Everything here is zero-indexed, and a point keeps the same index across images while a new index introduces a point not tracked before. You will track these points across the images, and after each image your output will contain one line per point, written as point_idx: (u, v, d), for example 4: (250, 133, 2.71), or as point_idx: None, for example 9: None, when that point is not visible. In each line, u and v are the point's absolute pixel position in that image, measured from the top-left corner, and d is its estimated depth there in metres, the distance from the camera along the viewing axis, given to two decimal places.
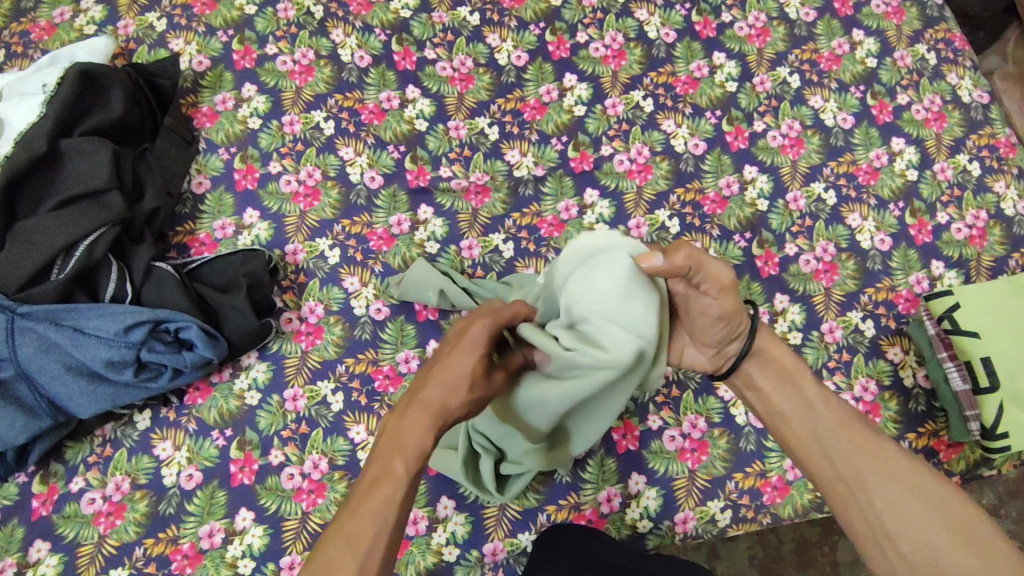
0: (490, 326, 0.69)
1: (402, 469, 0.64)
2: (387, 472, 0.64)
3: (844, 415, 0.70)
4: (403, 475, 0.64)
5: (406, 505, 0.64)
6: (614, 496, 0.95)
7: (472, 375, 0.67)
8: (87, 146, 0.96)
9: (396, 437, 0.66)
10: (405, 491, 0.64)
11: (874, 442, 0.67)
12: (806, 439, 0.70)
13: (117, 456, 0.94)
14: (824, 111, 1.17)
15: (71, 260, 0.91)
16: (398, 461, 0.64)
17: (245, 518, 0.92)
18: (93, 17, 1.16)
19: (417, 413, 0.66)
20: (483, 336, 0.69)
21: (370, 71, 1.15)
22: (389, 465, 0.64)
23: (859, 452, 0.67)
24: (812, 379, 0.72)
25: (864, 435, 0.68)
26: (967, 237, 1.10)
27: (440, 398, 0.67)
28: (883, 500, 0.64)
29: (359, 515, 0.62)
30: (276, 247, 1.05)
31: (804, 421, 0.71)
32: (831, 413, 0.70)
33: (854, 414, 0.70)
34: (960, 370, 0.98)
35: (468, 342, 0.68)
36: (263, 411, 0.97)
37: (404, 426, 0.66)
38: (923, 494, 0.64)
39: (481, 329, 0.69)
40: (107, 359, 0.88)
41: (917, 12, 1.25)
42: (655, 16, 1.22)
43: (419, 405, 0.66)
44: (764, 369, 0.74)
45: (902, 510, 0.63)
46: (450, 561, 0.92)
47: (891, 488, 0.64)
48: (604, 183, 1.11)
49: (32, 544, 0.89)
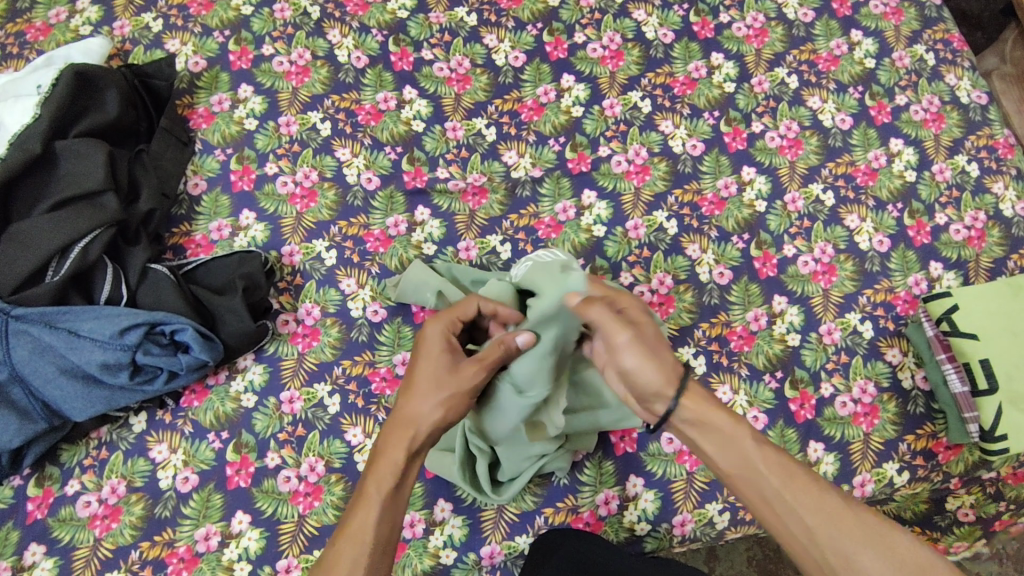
0: (438, 326, 0.79)
1: (376, 491, 0.70)
2: (362, 496, 0.70)
3: (783, 464, 0.69)
4: (377, 498, 0.69)
5: (387, 525, 0.69)
6: (612, 498, 0.95)
7: (437, 377, 0.75)
8: (82, 148, 0.96)
9: (375, 458, 0.72)
10: (382, 513, 0.69)
11: (818, 492, 0.67)
12: (755, 499, 0.70)
13: (113, 460, 0.94)
14: (822, 112, 1.17)
15: (66, 261, 0.91)
16: (371, 485, 0.70)
17: (241, 521, 0.91)
18: (89, 18, 1.16)
19: (392, 430, 0.73)
20: (439, 336, 0.78)
21: (367, 72, 1.15)
22: (364, 488, 0.70)
23: (809, 508, 0.66)
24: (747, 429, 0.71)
25: (810, 488, 0.67)
26: (966, 239, 1.10)
27: (411, 409, 0.74)
28: (837, 555, 0.64)
29: (338, 543, 0.67)
30: (273, 249, 1.05)
31: (750, 482, 0.70)
32: (768, 464, 0.69)
33: (794, 465, 0.69)
34: (958, 372, 0.98)
35: (427, 349, 0.78)
36: (259, 413, 0.97)
37: (382, 442, 0.73)
38: (862, 533, 0.64)
39: (433, 330, 0.79)
40: (101, 362, 0.87)
41: (915, 12, 1.25)
42: (652, 16, 1.21)
43: (394, 425, 0.74)
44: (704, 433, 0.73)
45: (850, 557, 0.64)
46: (447, 563, 0.92)
47: (843, 539, 0.64)
48: (602, 184, 1.10)
49: (26, 548, 0.89)
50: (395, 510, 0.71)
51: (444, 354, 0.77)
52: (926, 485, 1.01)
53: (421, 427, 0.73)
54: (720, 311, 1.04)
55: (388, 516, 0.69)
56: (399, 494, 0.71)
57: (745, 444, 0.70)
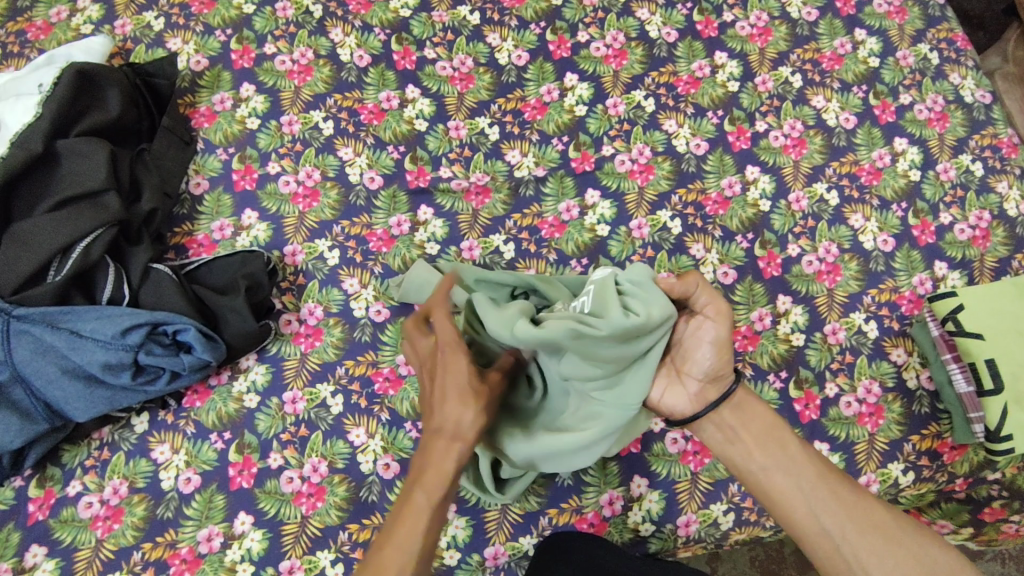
0: (458, 341, 0.75)
1: (423, 499, 0.69)
2: (408, 503, 0.69)
3: (818, 466, 0.74)
4: (426, 504, 0.68)
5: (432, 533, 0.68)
6: (616, 499, 0.95)
7: (469, 387, 0.72)
8: (83, 147, 0.95)
9: (419, 468, 0.71)
10: (429, 521, 0.68)
11: (850, 492, 0.72)
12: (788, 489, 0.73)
13: (115, 460, 0.93)
14: (826, 111, 1.16)
15: (68, 261, 0.90)
16: (419, 491, 0.69)
17: (243, 522, 0.91)
18: (90, 16, 1.15)
19: (434, 439, 0.71)
20: (461, 351, 0.74)
21: (370, 71, 1.14)
22: (410, 496, 0.69)
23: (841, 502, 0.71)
24: (787, 430, 0.76)
25: (842, 488, 0.73)
26: (970, 238, 1.10)
27: (451, 418, 0.71)
28: (863, 549, 0.69)
29: (384, 549, 0.66)
30: (275, 248, 1.04)
31: (789, 473, 0.73)
32: (807, 463, 0.74)
33: (828, 468, 0.75)
34: (963, 372, 0.98)
35: (448, 359, 0.73)
36: (262, 414, 0.96)
37: (426, 451, 0.71)
38: (887, 532, 0.70)
39: (452, 346, 0.74)
40: (103, 362, 0.87)
41: (919, 11, 1.24)
42: (656, 15, 1.21)
43: (433, 433, 0.72)
44: (746, 429, 0.76)
45: (878, 554, 0.69)
46: (451, 565, 0.91)
47: (868, 532, 0.70)
48: (605, 183, 1.10)
49: (28, 549, 0.88)
50: (440, 519, 0.70)
51: (468, 362, 0.74)
52: (931, 486, 1.00)
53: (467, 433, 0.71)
54: None
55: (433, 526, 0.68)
56: (445, 502, 0.70)
57: (787, 440, 0.75)
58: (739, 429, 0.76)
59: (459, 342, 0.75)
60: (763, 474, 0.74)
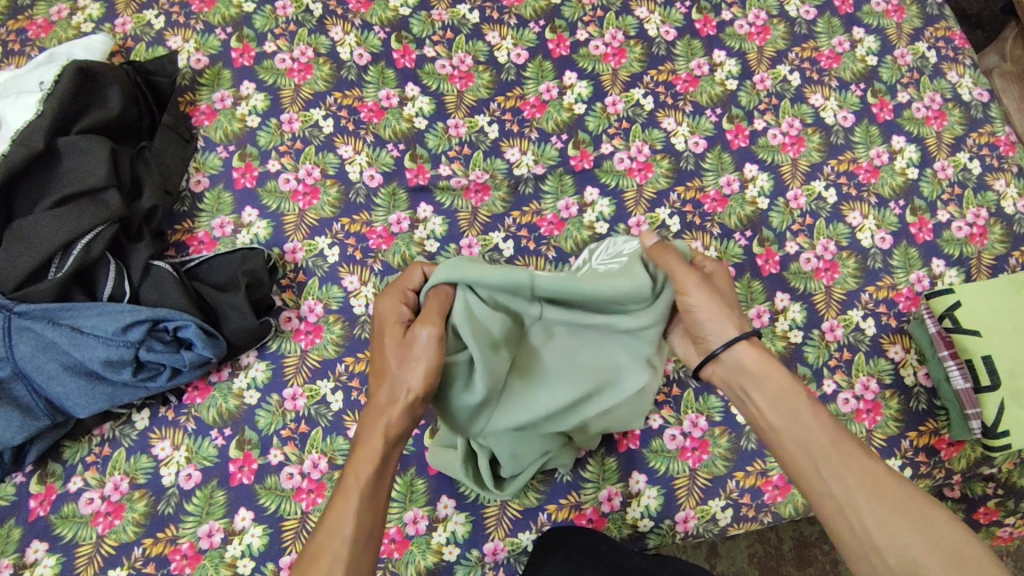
0: (389, 300, 0.79)
1: (354, 482, 0.69)
2: (342, 486, 0.70)
3: (835, 432, 0.70)
4: (355, 484, 0.69)
5: (367, 512, 0.68)
6: (615, 495, 0.95)
7: (397, 355, 0.75)
8: (84, 145, 0.96)
9: (354, 450, 0.72)
10: (360, 503, 0.68)
11: (862, 461, 0.68)
12: (799, 457, 0.71)
13: (115, 456, 0.94)
14: (824, 110, 1.17)
15: (69, 258, 0.90)
16: (349, 473, 0.70)
17: (244, 518, 0.91)
18: (90, 15, 1.15)
19: (367, 419, 0.73)
20: (391, 314, 0.78)
21: (369, 69, 1.15)
22: (342, 482, 0.70)
23: (847, 471, 0.67)
24: (806, 395, 0.73)
25: (857, 456, 0.68)
26: (968, 236, 1.10)
27: (384, 392, 0.74)
28: (869, 518, 0.65)
29: (319, 533, 0.67)
30: (275, 246, 1.05)
31: (796, 440, 0.71)
32: (822, 427, 0.71)
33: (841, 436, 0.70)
34: (960, 369, 0.98)
35: (384, 327, 0.78)
36: (262, 410, 0.97)
37: (362, 433, 0.73)
38: (901, 506, 0.65)
39: (385, 306, 0.79)
40: (105, 359, 0.87)
41: (916, 10, 1.25)
42: (654, 14, 1.21)
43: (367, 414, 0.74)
44: (761, 391, 0.75)
45: (886, 523, 0.65)
46: (450, 560, 0.91)
47: (873, 501, 0.65)
48: (604, 181, 1.10)
49: (29, 545, 0.89)
50: (375, 500, 0.70)
51: (397, 327, 0.77)
52: (928, 482, 1.01)
53: (396, 409, 0.73)
54: None
55: (367, 508, 0.68)
56: (380, 480, 0.71)
57: (803, 402, 0.72)
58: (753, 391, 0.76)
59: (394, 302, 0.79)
60: (776, 436, 0.73)
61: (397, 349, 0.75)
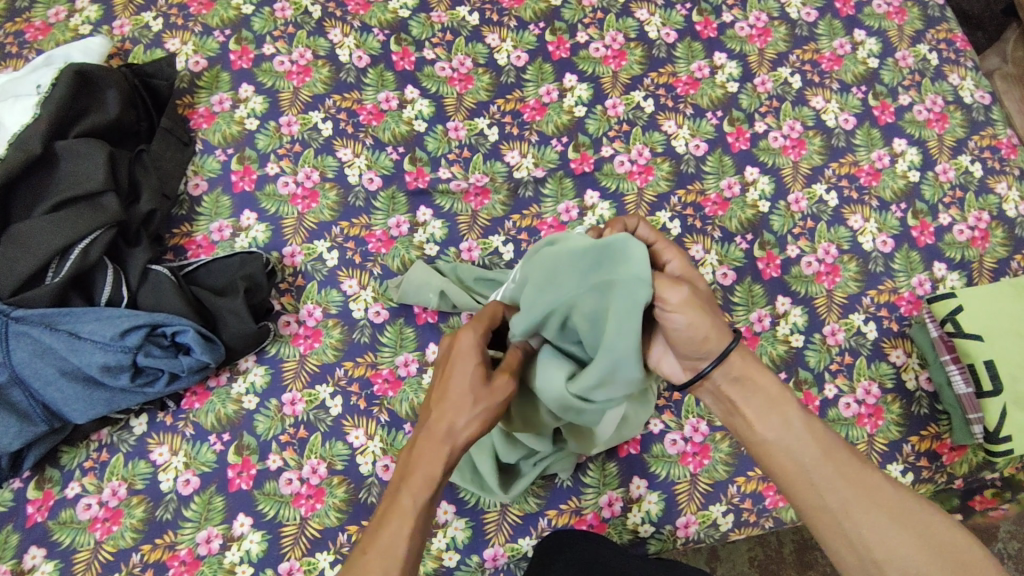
0: (471, 335, 0.72)
1: (410, 503, 0.68)
2: (395, 507, 0.68)
3: (823, 438, 0.68)
4: (410, 510, 0.67)
5: (416, 538, 0.67)
6: (615, 500, 0.95)
7: (470, 390, 0.70)
8: (82, 149, 0.95)
9: (406, 471, 0.69)
10: (413, 528, 0.67)
11: (854, 468, 0.67)
12: (789, 470, 0.67)
13: (113, 461, 0.93)
14: (825, 112, 1.16)
15: (66, 263, 0.90)
16: (406, 496, 0.68)
17: (243, 523, 0.91)
18: (88, 17, 1.15)
19: (423, 439, 0.70)
20: (472, 346, 0.71)
21: (368, 72, 1.14)
22: (397, 500, 0.68)
23: (849, 482, 0.66)
24: (793, 402, 0.69)
25: (848, 464, 0.67)
26: (969, 239, 1.10)
27: (445, 424, 0.69)
28: (867, 527, 0.64)
29: (367, 552, 0.65)
30: (274, 250, 1.04)
31: (787, 453, 0.67)
32: (814, 438, 0.68)
33: (827, 437, 0.69)
34: (962, 374, 0.98)
35: (458, 356, 0.71)
36: (260, 415, 0.96)
37: (413, 454, 0.70)
38: (901, 517, 0.65)
39: (467, 340, 0.72)
40: (102, 364, 0.86)
41: (918, 12, 1.24)
42: (655, 16, 1.21)
43: (424, 433, 0.70)
44: (747, 397, 0.70)
45: (885, 535, 0.64)
46: (450, 566, 0.91)
47: (873, 515, 0.64)
48: (604, 184, 1.10)
49: (26, 552, 0.88)
50: (424, 527, 0.68)
51: (473, 366, 0.70)
52: (930, 487, 1.00)
53: (456, 438, 0.69)
54: (724, 312, 1.04)
55: (416, 535, 0.67)
56: (430, 509, 0.69)
57: (792, 412, 0.68)
58: (738, 398, 0.70)
59: (479, 336, 0.72)
60: (764, 447, 0.69)
61: (468, 387, 0.70)
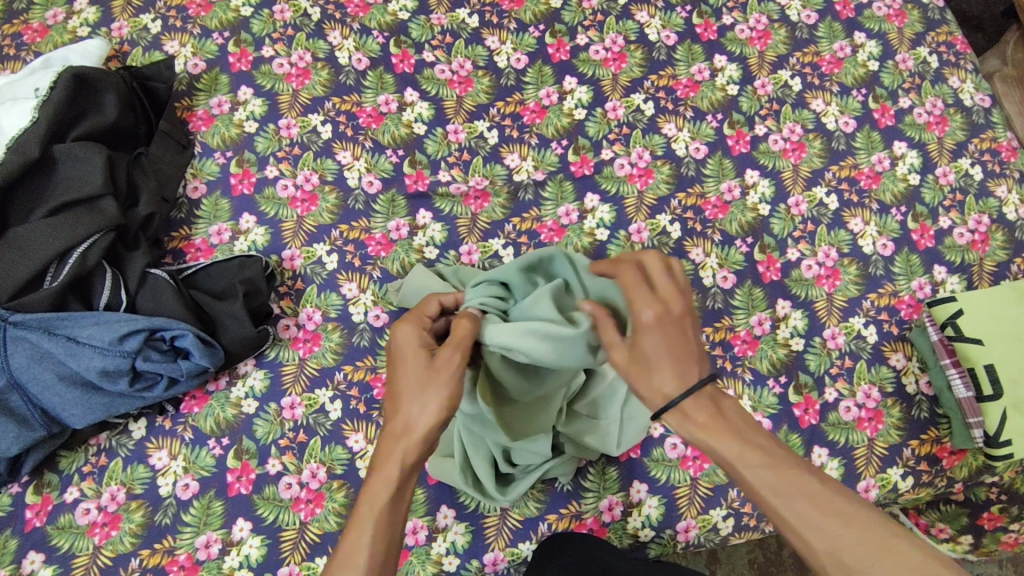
0: (406, 328, 0.72)
1: (369, 508, 0.63)
2: (354, 517, 0.63)
3: (776, 474, 0.60)
4: (369, 513, 0.63)
5: (387, 539, 0.62)
6: (615, 505, 0.95)
7: (418, 377, 0.68)
8: (80, 152, 0.95)
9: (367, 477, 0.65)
10: (375, 528, 0.62)
11: (812, 497, 0.58)
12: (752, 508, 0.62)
13: (112, 466, 0.93)
14: (825, 115, 1.16)
15: (64, 267, 0.89)
16: (364, 503, 0.64)
17: (242, 528, 0.91)
18: (86, 19, 1.14)
19: (383, 441, 0.67)
20: (410, 339, 0.71)
21: (368, 74, 1.14)
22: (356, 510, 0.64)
23: (803, 518, 0.58)
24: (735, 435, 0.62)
25: (801, 499, 0.58)
26: (969, 243, 1.10)
27: (400, 417, 0.67)
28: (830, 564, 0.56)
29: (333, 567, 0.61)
30: (273, 253, 1.04)
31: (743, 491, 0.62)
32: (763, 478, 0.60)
33: (782, 470, 0.60)
34: (963, 378, 0.98)
35: (401, 351, 0.71)
36: (260, 419, 0.96)
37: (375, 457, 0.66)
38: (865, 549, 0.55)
39: (403, 333, 0.72)
40: (101, 369, 0.86)
41: (918, 14, 1.24)
42: (655, 18, 1.21)
43: (382, 437, 0.67)
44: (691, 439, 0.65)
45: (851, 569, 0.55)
46: (450, 571, 0.91)
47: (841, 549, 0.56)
48: (605, 188, 1.09)
49: (25, 556, 0.88)
50: (395, 523, 0.63)
51: (420, 353, 0.70)
52: (930, 491, 1.00)
53: (414, 429, 0.66)
54: (724, 315, 1.03)
55: (383, 532, 0.62)
56: (398, 503, 0.64)
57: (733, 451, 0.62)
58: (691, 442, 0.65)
59: (414, 326, 0.72)
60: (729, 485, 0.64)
61: (420, 373, 0.68)
